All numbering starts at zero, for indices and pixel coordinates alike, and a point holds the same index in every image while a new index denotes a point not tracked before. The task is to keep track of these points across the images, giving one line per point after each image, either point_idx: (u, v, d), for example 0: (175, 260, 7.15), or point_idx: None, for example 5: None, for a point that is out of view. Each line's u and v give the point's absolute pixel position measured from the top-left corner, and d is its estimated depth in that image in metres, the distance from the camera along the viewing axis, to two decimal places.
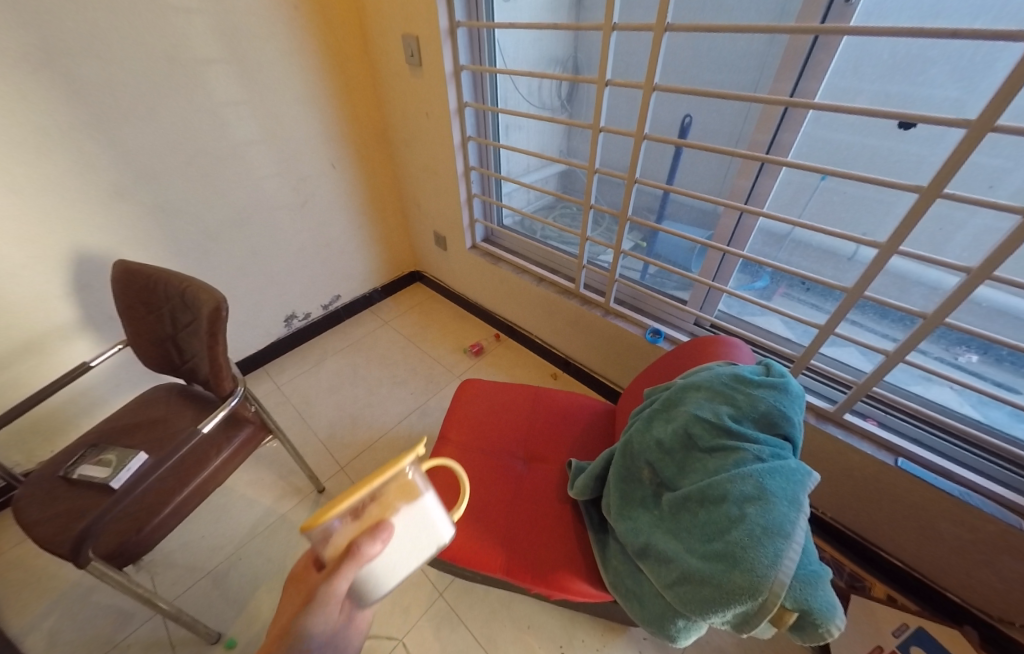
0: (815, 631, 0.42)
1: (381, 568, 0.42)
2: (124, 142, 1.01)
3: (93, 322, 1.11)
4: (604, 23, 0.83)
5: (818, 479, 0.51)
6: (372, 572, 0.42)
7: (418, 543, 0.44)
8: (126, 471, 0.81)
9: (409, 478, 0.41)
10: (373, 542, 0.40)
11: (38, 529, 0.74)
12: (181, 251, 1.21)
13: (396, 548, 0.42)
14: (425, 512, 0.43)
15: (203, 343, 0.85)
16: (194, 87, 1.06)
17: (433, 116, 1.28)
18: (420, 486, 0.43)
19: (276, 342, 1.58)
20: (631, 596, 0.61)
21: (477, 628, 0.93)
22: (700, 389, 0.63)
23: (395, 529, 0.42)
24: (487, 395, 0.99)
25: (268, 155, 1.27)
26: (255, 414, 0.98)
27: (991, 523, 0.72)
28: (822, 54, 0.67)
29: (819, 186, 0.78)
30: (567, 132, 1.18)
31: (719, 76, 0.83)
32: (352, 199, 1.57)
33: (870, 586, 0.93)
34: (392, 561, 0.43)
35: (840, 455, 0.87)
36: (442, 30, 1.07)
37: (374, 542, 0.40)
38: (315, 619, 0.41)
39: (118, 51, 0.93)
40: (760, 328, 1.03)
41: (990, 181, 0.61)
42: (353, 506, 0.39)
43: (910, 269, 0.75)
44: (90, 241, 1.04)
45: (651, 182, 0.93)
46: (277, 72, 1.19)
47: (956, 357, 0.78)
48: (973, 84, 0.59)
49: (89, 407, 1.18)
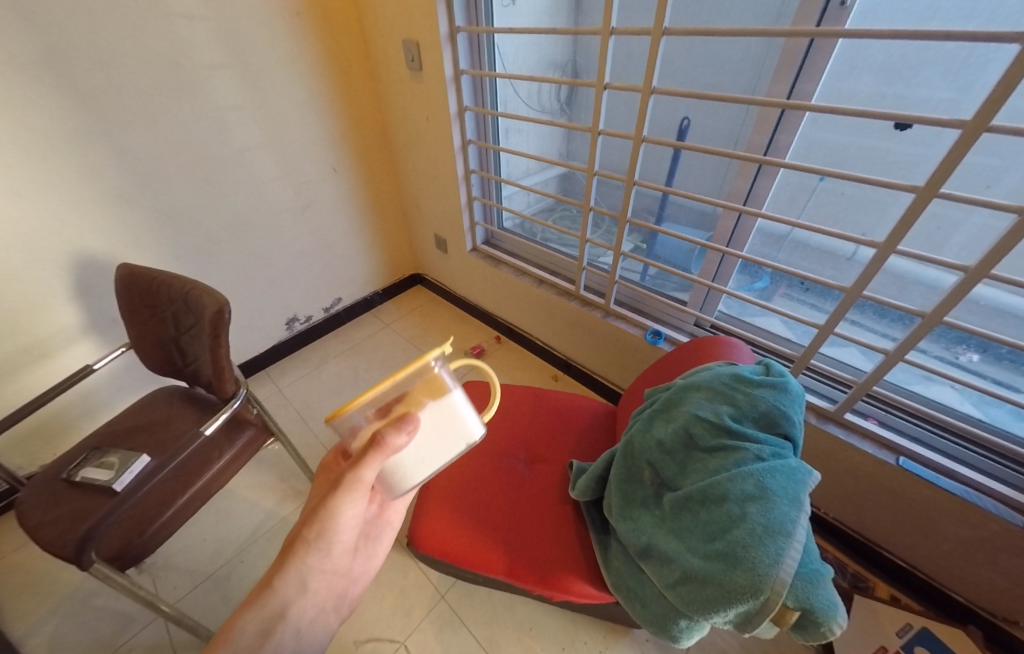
0: (817, 630, 0.42)
1: (410, 458, 0.47)
2: (127, 147, 1.02)
3: (95, 326, 1.12)
4: (602, 28, 0.84)
5: (818, 478, 0.51)
6: (402, 460, 0.47)
7: (446, 442, 0.48)
8: (130, 474, 0.81)
9: (435, 377, 0.46)
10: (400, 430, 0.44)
11: (41, 532, 0.74)
12: (183, 254, 1.22)
13: (422, 441, 0.47)
14: (452, 409, 0.47)
15: (205, 345, 0.85)
16: (197, 93, 1.07)
17: (433, 120, 1.29)
18: (446, 385, 0.47)
19: (278, 345, 1.59)
20: (634, 597, 0.61)
21: (480, 630, 0.93)
22: (700, 389, 0.63)
23: (423, 424, 0.46)
24: (488, 397, 0.99)
25: (270, 160, 1.28)
26: (257, 417, 0.98)
27: (994, 521, 0.72)
28: (817, 56, 0.67)
29: (818, 187, 0.78)
30: (567, 135, 1.19)
31: (717, 79, 0.83)
32: (353, 203, 1.57)
33: (873, 587, 0.93)
34: (420, 454, 0.48)
35: (841, 455, 0.87)
36: (442, 35, 1.08)
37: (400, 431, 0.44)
38: (353, 490, 0.49)
39: (122, 57, 0.94)
40: (760, 328, 1.03)
41: (988, 181, 0.62)
42: (381, 395, 0.45)
43: (908, 269, 0.75)
44: (93, 245, 1.05)
45: (651, 184, 0.94)
46: (279, 77, 1.20)
47: (957, 357, 0.78)
48: (967, 85, 0.59)
49: (91, 411, 1.18)
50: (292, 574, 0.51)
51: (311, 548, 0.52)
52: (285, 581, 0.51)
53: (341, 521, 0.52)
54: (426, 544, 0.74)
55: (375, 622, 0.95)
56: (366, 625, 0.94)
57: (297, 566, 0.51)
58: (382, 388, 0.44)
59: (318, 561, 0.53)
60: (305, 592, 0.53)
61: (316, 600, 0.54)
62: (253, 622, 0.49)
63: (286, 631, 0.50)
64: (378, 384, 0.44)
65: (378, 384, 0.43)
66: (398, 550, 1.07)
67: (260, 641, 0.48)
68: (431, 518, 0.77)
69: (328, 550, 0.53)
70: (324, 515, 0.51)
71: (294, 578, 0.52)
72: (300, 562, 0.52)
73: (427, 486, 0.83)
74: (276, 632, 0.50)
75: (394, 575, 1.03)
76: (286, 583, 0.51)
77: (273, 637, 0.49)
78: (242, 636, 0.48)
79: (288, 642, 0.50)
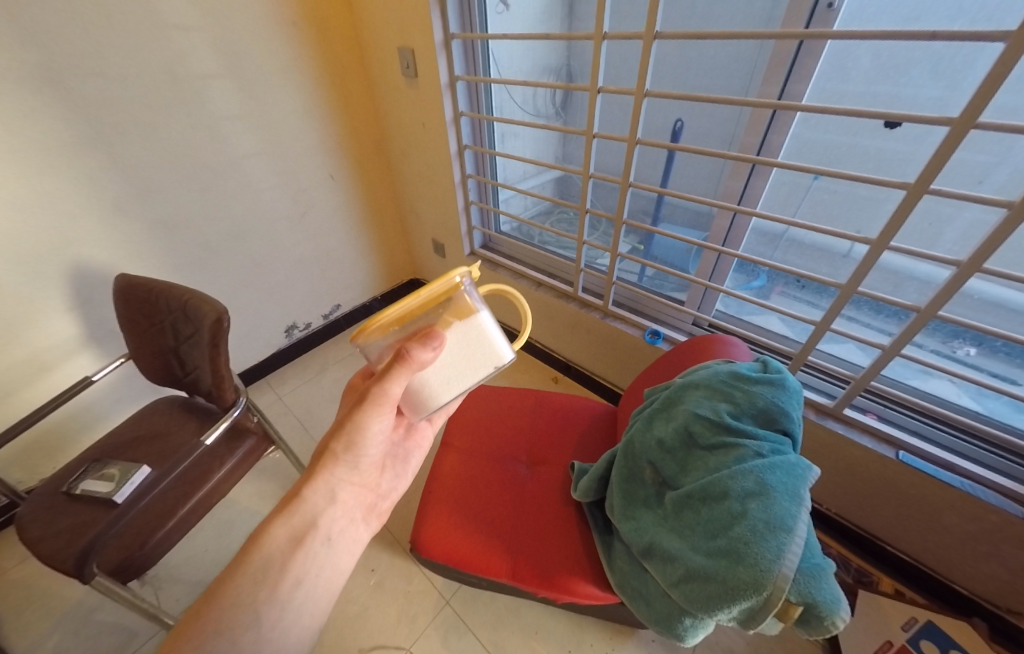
0: (821, 623, 0.43)
1: (434, 377, 0.49)
2: (124, 158, 1.03)
3: (94, 338, 1.12)
4: (595, 33, 0.85)
5: (818, 473, 0.52)
6: (427, 379, 0.49)
7: (473, 364, 0.50)
8: (131, 485, 0.81)
9: (462, 297, 0.48)
10: (425, 349, 0.45)
11: (43, 547, 0.74)
12: (181, 264, 1.22)
13: (447, 361, 0.49)
14: (479, 330, 0.49)
15: (205, 354, 0.85)
16: (194, 103, 1.08)
17: (429, 126, 1.30)
18: (473, 306, 0.49)
19: (277, 353, 1.59)
20: (638, 597, 0.61)
21: (485, 634, 0.93)
22: (699, 387, 0.64)
23: (449, 343, 0.48)
24: (489, 400, 0.99)
25: (267, 168, 1.29)
26: (258, 425, 0.98)
27: (994, 513, 0.72)
28: (806, 58, 0.69)
29: (812, 186, 0.79)
30: (562, 139, 1.21)
31: (709, 81, 0.84)
32: (351, 210, 1.58)
33: (877, 581, 0.94)
34: (445, 374, 0.50)
35: (842, 450, 0.88)
36: (437, 42, 1.09)
37: (424, 349, 0.45)
38: (377, 406, 0.52)
39: (119, 70, 0.95)
40: (758, 326, 1.04)
41: (978, 176, 0.62)
42: (406, 313, 0.47)
43: (903, 265, 0.76)
44: (91, 257, 1.05)
45: (646, 186, 0.95)
46: (275, 87, 1.21)
47: (954, 351, 0.78)
48: (955, 83, 0.60)
49: (91, 423, 1.18)
50: (322, 482, 0.55)
51: (339, 457, 0.57)
52: (314, 490, 0.55)
53: (366, 435, 0.55)
54: (430, 548, 0.74)
55: (380, 629, 0.94)
56: (371, 632, 0.94)
57: (326, 475, 0.56)
58: (408, 305, 0.46)
59: (346, 473, 0.58)
60: (335, 502, 0.57)
61: (347, 510, 0.58)
62: (285, 528, 0.52)
63: (319, 536, 0.54)
64: (405, 299, 0.46)
65: (404, 301, 0.46)
66: (402, 556, 1.07)
67: (293, 547, 0.52)
68: (434, 522, 0.77)
69: (356, 461, 0.58)
70: (350, 427, 0.54)
71: (323, 486, 0.56)
72: (329, 472, 0.56)
73: (429, 490, 0.83)
74: (309, 538, 0.53)
75: (398, 581, 1.02)
76: (316, 492, 0.55)
77: (307, 542, 0.53)
78: (275, 542, 0.51)
79: (321, 547, 0.53)
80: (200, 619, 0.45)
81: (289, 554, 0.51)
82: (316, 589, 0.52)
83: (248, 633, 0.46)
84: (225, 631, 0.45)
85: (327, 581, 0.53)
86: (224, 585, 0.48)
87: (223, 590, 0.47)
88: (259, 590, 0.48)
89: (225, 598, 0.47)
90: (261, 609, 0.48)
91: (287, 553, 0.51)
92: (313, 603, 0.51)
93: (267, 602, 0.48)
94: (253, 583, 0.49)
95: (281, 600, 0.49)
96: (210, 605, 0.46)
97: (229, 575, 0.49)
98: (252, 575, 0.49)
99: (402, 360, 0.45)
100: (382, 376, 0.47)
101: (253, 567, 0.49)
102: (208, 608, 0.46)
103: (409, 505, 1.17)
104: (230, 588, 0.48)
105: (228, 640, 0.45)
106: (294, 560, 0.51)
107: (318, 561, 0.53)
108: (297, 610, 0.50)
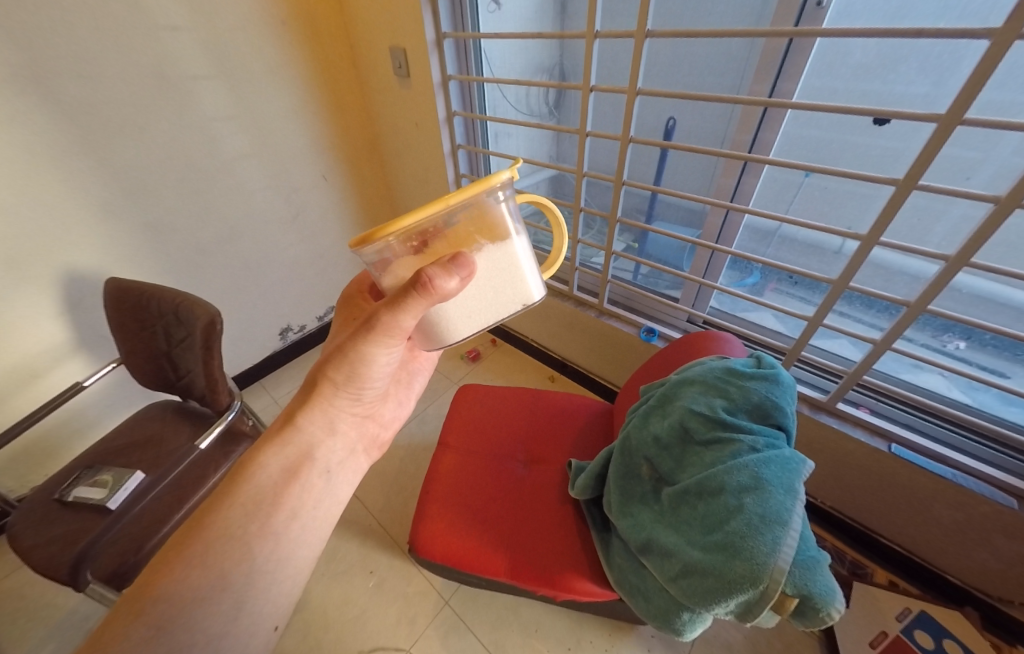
0: (817, 615, 0.43)
1: (455, 308, 0.47)
2: (112, 161, 1.01)
3: (84, 343, 1.11)
4: (587, 32, 0.85)
5: (812, 467, 0.52)
6: (446, 310, 0.47)
7: (497, 295, 0.47)
8: (125, 491, 0.81)
9: (491, 214, 0.44)
10: (451, 277, 0.42)
11: (34, 556, 0.73)
12: (173, 268, 1.21)
13: (471, 289, 0.46)
14: (507, 258, 0.46)
15: (198, 356, 0.84)
16: (183, 104, 1.07)
17: (422, 125, 1.30)
18: (503, 226, 0.45)
19: (272, 356, 1.58)
20: (636, 593, 0.62)
21: (485, 634, 0.93)
22: (694, 383, 0.65)
23: (476, 269, 0.44)
24: (486, 398, 0.99)
25: (259, 170, 1.28)
26: (253, 428, 0.99)
27: (985, 504, 0.73)
28: (796, 56, 0.69)
29: (804, 183, 0.80)
30: (556, 137, 1.22)
31: (701, 80, 0.85)
32: (345, 210, 1.58)
33: (872, 573, 0.95)
34: (466, 306, 0.47)
35: (835, 444, 0.89)
36: (429, 42, 1.08)
37: (450, 277, 0.42)
38: (387, 336, 0.50)
39: (106, 71, 0.94)
40: (752, 323, 1.04)
41: (966, 172, 0.63)
42: (428, 224, 0.42)
43: (893, 260, 0.77)
44: (80, 262, 1.04)
45: (640, 184, 0.95)
46: (266, 87, 1.20)
47: (945, 345, 0.79)
48: (942, 80, 0.61)
49: (82, 429, 1.17)
50: (320, 411, 0.56)
51: (339, 388, 0.57)
52: (310, 419, 0.55)
53: (369, 365, 0.55)
54: (428, 547, 0.74)
55: (379, 630, 0.94)
56: (370, 634, 0.94)
57: (325, 405, 0.56)
58: (432, 213, 0.41)
59: (346, 405, 0.58)
60: (334, 433, 0.57)
61: (347, 442, 0.59)
62: (278, 460, 0.52)
63: (316, 469, 0.53)
64: (431, 208, 0.41)
65: (429, 206, 0.40)
66: (400, 557, 1.07)
67: (287, 479, 0.51)
68: (432, 523, 0.77)
69: (357, 393, 0.58)
70: (353, 357, 0.53)
71: (321, 416, 0.56)
72: (329, 401, 0.57)
73: (427, 490, 0.83)
74: (305, 471, 0.53)
75: (397, 582, 1.02)
76: (314, 423, 0.56)
77: (302, 474, 0.52)
78: (265, 471, 0.51)
79: (318, 479, 0.53)
80: (187, 549, 0.44)
81: (283, 486, 0.51)
82: (315, 522, 0.51)
83: (240, 567, 0.45)
84: (214, 566, 0.44)
85: (325, 513, 0.53)
86: (211, 516, 0.46)
87: (205, 523, 0.46)
88: (250, 523, 0.47)
89: (211, 532, 0.45)
90: (253, 542, 0.46)
91: (281, 484, 0.50)
92: (309, 534, 0.50)
93: (260, 535, 0.47)
94: (242, 516, 0.47)
95: (275, 532, 0.48)
96: (197, 538, 0.45)
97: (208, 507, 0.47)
98: (242, 506, 0.48)
99: (424, 287, 0.41)
100: (399, 301, 0.44)
101: (239, 498, 0.48)
102: (193, 545, 0.45)
103: (407, 505, 1.17)
104: (215, 523, 0.46)
105: (218, 574, 0.44)
106: (288, 492, 0.50)
107: (315, 493, 0.52)
108: (293, 542, 0.49)
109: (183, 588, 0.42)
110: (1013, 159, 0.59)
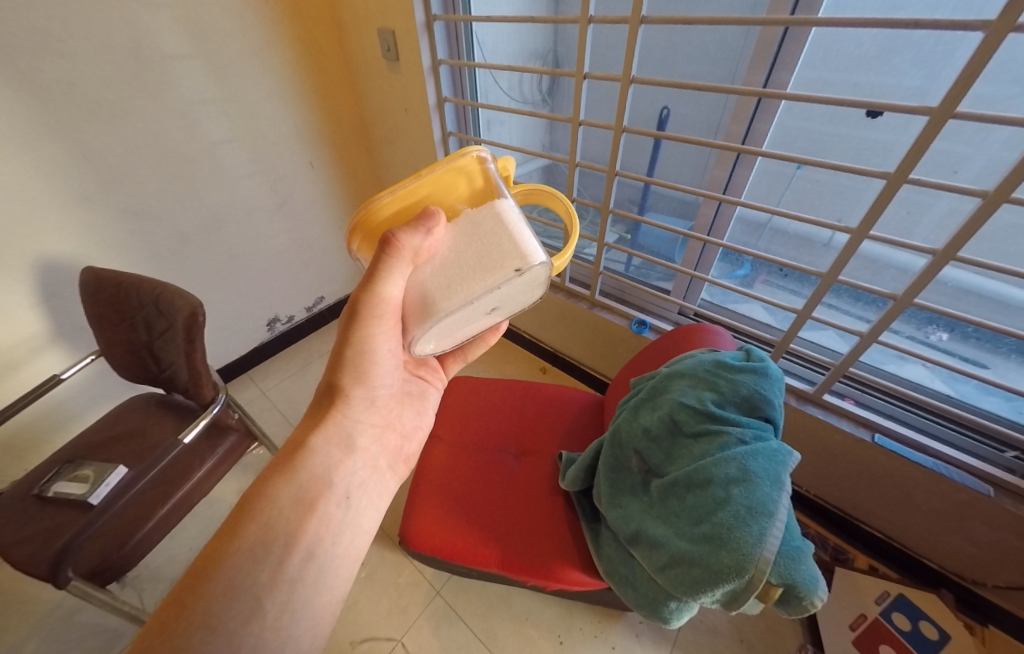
0: (800, 604, 0.44)
1: (433, 281, 0.43)
2: (88, 145, 0.97)
3: (62, 334, 1.07)
4: (579, 16, 0.81)
5: (798, 459, 0.53)
6: (426, 283, 0.44)
7: (480, 261, 0.42)
8: (105, 486, 0.77)
9: (466, 193, 0.44)
10: (414, 231, 0.41)
11: (12, 552, 0.71)
12: (154, 256, 1.17)
13: (447, 257, 0.43)
14: (491, 220, 0.43)
15: (180, 349, 0.82)
16: (160, 86, 1.02)
17: (412, 111, 1.26)
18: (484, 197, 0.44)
19: (259, 347, 1.56)
20: (624, 582, 0.62)
21: (476, 623, 0.94)
22: (684, 376, 0.65)
23: (449, 233, 0.43)
24: (476, 390, 0.99)
25: (243, 155, 1.24)
26: (239, 422, 0.96)
27: (963, 491, 0.75)
28: (791, 45, 0.68)
29: (796, 175, 0.80)
30: (549, 125, 1.21)
31: (696, 69, 0.84)
32: (332, 197, 1.54)
33: (853, 558, 0.98)
34: (446, 276, 0.43)
35: (822, 435, 0.90)
36: (418, 24, 1.04)
37: (413, 230, 0.41)
38: (373, 318, 0.48)
39: (75, 49, 0.89)
40: (742, 315, 1.06)
41: (954, 166, 0.63)
42: (400, 199, 0.43)
43: (882, 253, 0.78)
44: (53, 250, 1.00)
45: (633, 175, 0.92)
46: (247, 69, 1.15)
47: (928, 336, 0.80)
48: (934, 73, 0.61)
49: (61, 422, 1.14)
50: (334, 426, 0.54)
51: (351, 396, 0.55)
52: (324, 440, 0.53)
53: (372, 360, 0.54)
54: (419, 541, 0.74)
55: (371, 622, 0.95)
56: (362, 625, 0.94)
57: (340, 418, 0.55)
58: (408, 184, 0.42)
59: (360, 413, 0.57)
60: (352, 451, 0.55)
61: (367, 459, 0.56)
62: (289, 491, 0.49)
63: (333, 498, 0.51)
64: (406, 180, 0.43)
65: (403, 180, 0.42)
66: (391, 549, 1.07)
67: (310, 514, 0.49)
68: (423, 515, 0.77)
69: (371, 395, 0.57)
70: (354, 351, 0.52)
71: (336, 434, 0.54)
72: (344, 415, 0.55)
73: (417, 483, 0.82)
74: (322, 504, 0.50)
75: (388, 573, 1.03)
76: (328, 441, 0.53)
77: (319, 507, 0.49)
78: (290, 509, 0.48)
79: (337, 509, 0.50)
80: (204, 587, 0.42)
81: (298, 522, 0.48)
82: (343, 558, 0.49)
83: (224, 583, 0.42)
84: (234, 618, 0.41)
85: (351, 549, 0.50)
86: (237, 558, 0.44)
87: (221, 560, 0.43)
88: (260, 573, 0.44)
89: (224, 582, 0.42)
90: (281, 584, 0.44)
91: (296, 521, 0.48)
92: (338, 573, 0.48)
93: (272, 585, 0.44)
94: (250, 563, 0.44)
95: (289, 580, 0.45)
96: (228, 579, 0.43)
97: (219, 549, 0.44)
98: (277, 544, 0.46)
99: (387, 242, 0.40)
100: (371, 272, 0.43)
101: (253, 528, 0.46)
102: (190, 576, 0.42)
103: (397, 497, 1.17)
104: (227, 562, 0.44)
105: (250, 626, 0.41)
106: (306, 530, 0.48)
107: (334, 526, 0.49)
108: (315, 587, 0.46)
109: (198, 643, 0.38)
110: (999, 154, 0.60)
